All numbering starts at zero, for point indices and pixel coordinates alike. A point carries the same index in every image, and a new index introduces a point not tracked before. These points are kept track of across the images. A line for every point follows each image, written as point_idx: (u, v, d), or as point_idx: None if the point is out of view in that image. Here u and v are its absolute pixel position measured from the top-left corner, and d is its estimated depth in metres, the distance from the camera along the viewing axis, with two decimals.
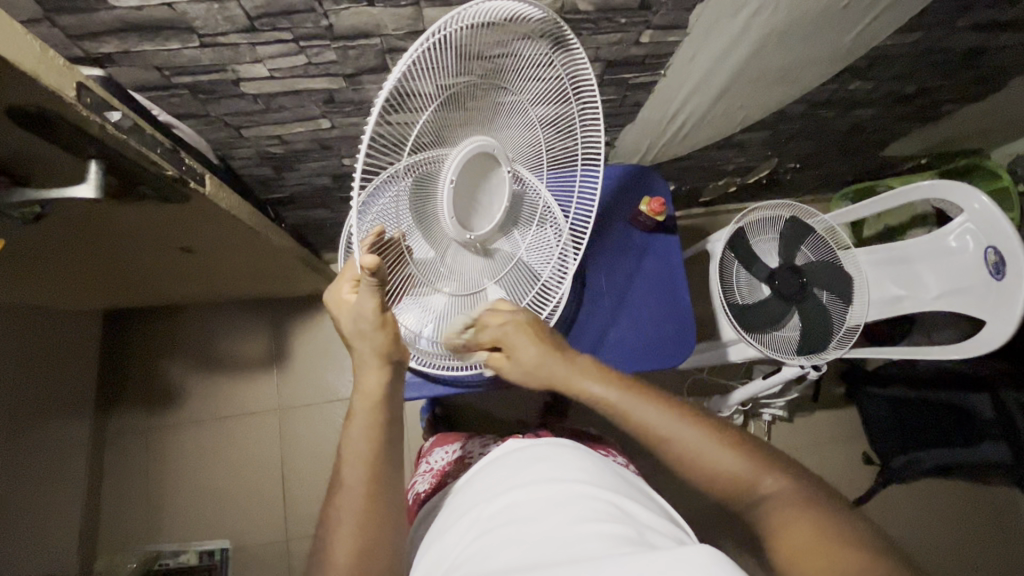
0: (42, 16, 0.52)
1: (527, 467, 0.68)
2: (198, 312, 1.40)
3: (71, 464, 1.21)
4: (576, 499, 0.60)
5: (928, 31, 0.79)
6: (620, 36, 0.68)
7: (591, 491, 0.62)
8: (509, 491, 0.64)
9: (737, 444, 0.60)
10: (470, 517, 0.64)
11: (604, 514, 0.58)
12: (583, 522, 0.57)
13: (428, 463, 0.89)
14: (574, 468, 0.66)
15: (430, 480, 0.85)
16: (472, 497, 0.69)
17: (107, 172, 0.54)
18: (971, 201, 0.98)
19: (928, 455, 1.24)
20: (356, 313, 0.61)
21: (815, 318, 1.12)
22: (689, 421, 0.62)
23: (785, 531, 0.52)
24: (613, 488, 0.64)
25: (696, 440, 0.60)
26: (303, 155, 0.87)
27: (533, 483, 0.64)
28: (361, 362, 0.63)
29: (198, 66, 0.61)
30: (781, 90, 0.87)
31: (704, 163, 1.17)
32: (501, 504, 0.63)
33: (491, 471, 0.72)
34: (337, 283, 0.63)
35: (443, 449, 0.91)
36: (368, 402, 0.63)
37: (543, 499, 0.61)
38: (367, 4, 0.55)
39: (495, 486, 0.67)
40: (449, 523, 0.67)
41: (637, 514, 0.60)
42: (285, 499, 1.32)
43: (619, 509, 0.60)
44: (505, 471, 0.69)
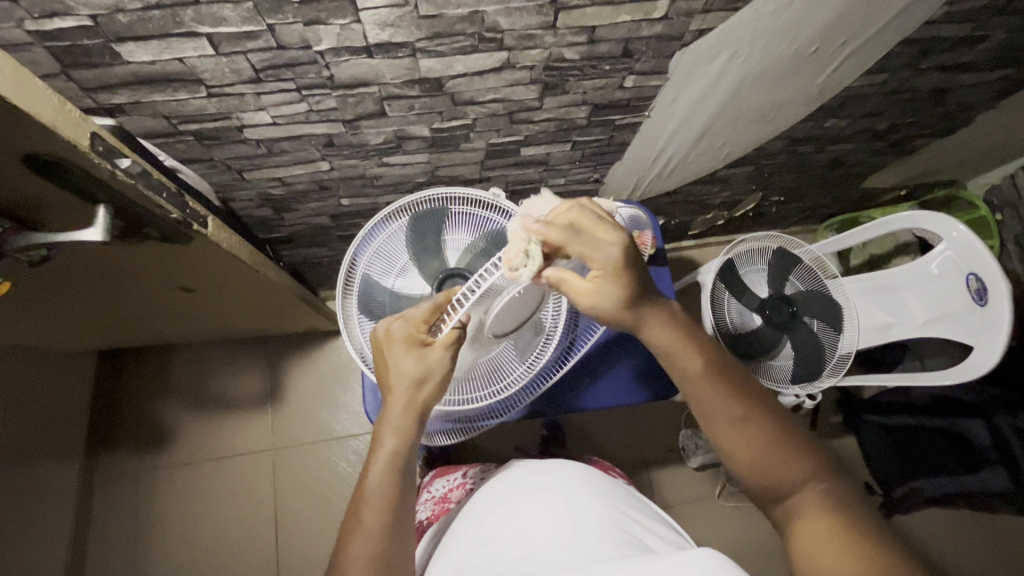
0: (60, 70, 0.55)
1: (529, 478, 0.69)
2: (193, 351, 1.39)
3: (57, 511, 1.17)
4: (580, 510, 0.62)
5: (895, 72, 0.83)
6: (605, 81, 0.72)
7: (592, 502, 0.64)
8: (512, 501, 0.66)
9: (795, 443, 0.62)
10: (473, 533, 0.65)
11: (609, 523, 0.61)
12: (588, 534, 0.59)
13: (430, 491, 0.89)
14: (572, 478, 0.68)
15: (433, 507, 0.85)
16: (472, 509, 0.70)
17: (114, 216, 0.56)
18: (950, 230, 1.02)
19: (930, 485, 1.25)
20: (415, 361, 0.61)
21: (804, 346, 1.14)
22: (750, 419, 0.63)
23: (812, 530, 0.57)
24: (611, 499, 0.67)
25: (752, 433, 0.62)
26: (302, 196, 0.89)
27: (533, 494, 0.66)
28: (395, 400, 0.62)
29: (203, 115, 0.64)
30: (760, 129, 0.92)
31: (691, 198, 1.21)
32: (502, 514, 0.65)
33: (490, 487, 0.72)
34: (397, 325, 0.62)
35: (444, 478, 0.90)
36: (394, 437, 0.62)
37: (545, 510, 0.63)
38: (366, 56, 0.59)
39: (494, 499, 0.68)
40: (455, 535, 0.68)
41: (641, 530, 0.63)
42: (277, 543, 1.28)
43: (619, 519, 0.63)
44: (507, 481, 0.71)
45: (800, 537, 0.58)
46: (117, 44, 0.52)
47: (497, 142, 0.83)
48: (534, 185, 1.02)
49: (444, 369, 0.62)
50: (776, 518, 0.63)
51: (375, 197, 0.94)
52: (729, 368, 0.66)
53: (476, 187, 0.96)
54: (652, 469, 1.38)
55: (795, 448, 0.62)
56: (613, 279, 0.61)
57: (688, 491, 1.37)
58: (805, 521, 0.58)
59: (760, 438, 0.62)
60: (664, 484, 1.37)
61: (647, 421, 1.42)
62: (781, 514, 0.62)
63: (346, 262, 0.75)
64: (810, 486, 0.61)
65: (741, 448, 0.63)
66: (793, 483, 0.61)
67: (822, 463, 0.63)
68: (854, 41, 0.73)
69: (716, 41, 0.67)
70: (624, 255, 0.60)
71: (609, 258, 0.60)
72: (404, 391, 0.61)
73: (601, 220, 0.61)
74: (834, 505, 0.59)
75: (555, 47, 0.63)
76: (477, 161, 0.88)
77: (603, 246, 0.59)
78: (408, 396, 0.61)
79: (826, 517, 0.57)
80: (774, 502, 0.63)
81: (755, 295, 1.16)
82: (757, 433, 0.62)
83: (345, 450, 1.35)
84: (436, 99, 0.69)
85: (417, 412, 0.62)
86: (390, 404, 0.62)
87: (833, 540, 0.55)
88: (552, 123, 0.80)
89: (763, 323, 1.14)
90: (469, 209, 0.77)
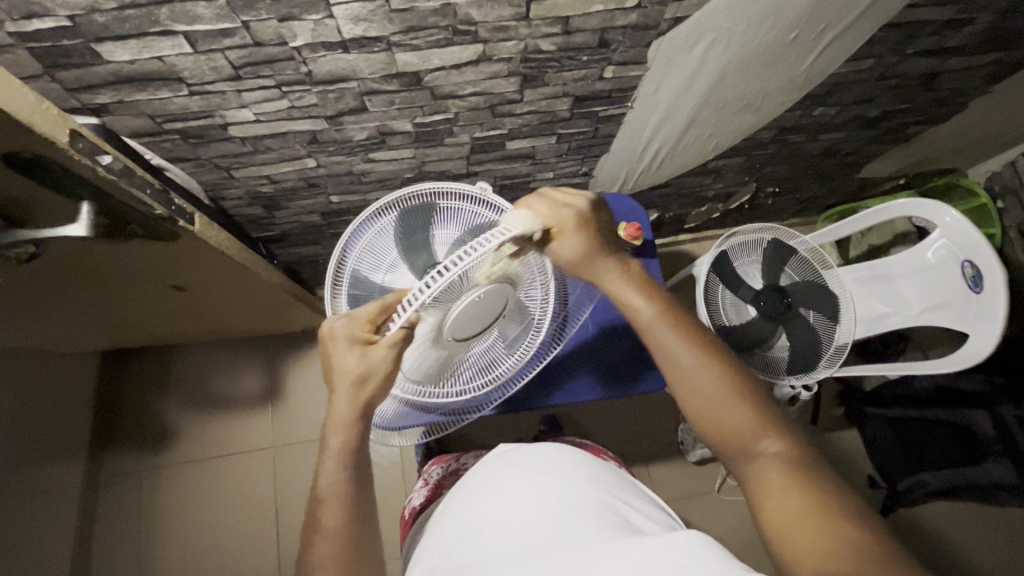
0: (43, 72, 0.56)
1: (519, 462, 0.68)
2: (194, 351, 1.41)
3: (62, 510, 1.20)
4: (571, 491, 0.62)
5: (880, 58, 0.83)
6: (584, 73, 0.72)
7: (588, 485, 0.63)
8: (501, 484, 0.65)
9: (755, 399, 0.60)
10: (461, 518, 0.64)
11: (598, 505, 0.61)
12: (581, 513, 0.58)
13: (425, 477, 0.91)
14: (560, 462, 0.67)
15: (425, 493, 0.87)
16: (461, 497, 0.69)
17: (99, 213, 0.57)
18: (943, 216, 1.01)
19: (934, 478, 1.21)
20: (364, 365, 0.60)
21: (800, 337, 1.13)
22: (705, 367, 0.61)
23: (772, 499, 0.55)
24: (606, 482, 0.66)
25: (707, 384, 0.61)
26: (292, 194, 0.91)
27: (521, 478, 0.64)
28: (338, 398, 0.62)
29: (187, 113, 0.66)
30: (747, 118, 0.92)
31: (684, 191, 1.21)
32: (490, 497, 0.64)
33: (478, 472, 0.71)
34: (347, 326, 0.62)
35: (440, 464, 0.92)
36: (341, 434, 0.62)
37: (535, 493, 0.61)
38: (342, 50, 0.59)
39: (479, 484, 0.67)
40: (444, 523, 0.67)
41: (629, 508, 0.63)
42: (278, 538, 1.30)
43: (606, 499, 0.62)
44: (496, 466, 0.69)
45: (766, 506, 0.55)
46: (96, 44, 0.53)
47: (481, 136, 0.84)
48: (522, 179, 1.03)
49: (386, 365, 0.61)
50: (735, 476, 0.60)
51: (363, 193, 0.95)
52: (687, 320, 0.65)
53: (464, 182, 0.97)
54: (650, 462, 1.38)
55: (755, 402, 0.60)
56: (576, 240, 0.65)
57: (686, 485, 1.37)
58: (766, 491, 0.55)
59: (718, 388, 0.60)
60: (662, 477, 1.37)
61: (644, 414, 1.42)
62: (740, 474, 0.59)
63: (334, 259, 0.76)
64: (767, 445, 0.58)
65: (699, 403, 0.61)
66: (750, 441, 0.59)
67: (785, 424, 0.60)
68: (835, 26, 0.73)
69: (692, 29, 0.67)
70: (581, 213, 0.66)
71: (568, 220, 0.65)
72: (346, 387, 0.61)
73: (553, 196, 0.67)
74: (791, 467, 0.56)
75: (530, 38, 0.63)
76: (462, 156, 0.89)
77: (559, 211, 0.65)
78: (351, 393, 0.61)
79: (786, 483, 0.55)
80: (733, 458, 0.60)
81: (750, 287, 1.15)
82: (713, 385, 0.60)
83: None
84: (416, 93, 0.69)
85: (364, 407, 0.62)
86: (333, 403, 0.62)
87: (802, 512, 0.52)
88: (535, 116, 0.81)
89: (758, 314, 1.14)
90: (455, 204, 0.76)
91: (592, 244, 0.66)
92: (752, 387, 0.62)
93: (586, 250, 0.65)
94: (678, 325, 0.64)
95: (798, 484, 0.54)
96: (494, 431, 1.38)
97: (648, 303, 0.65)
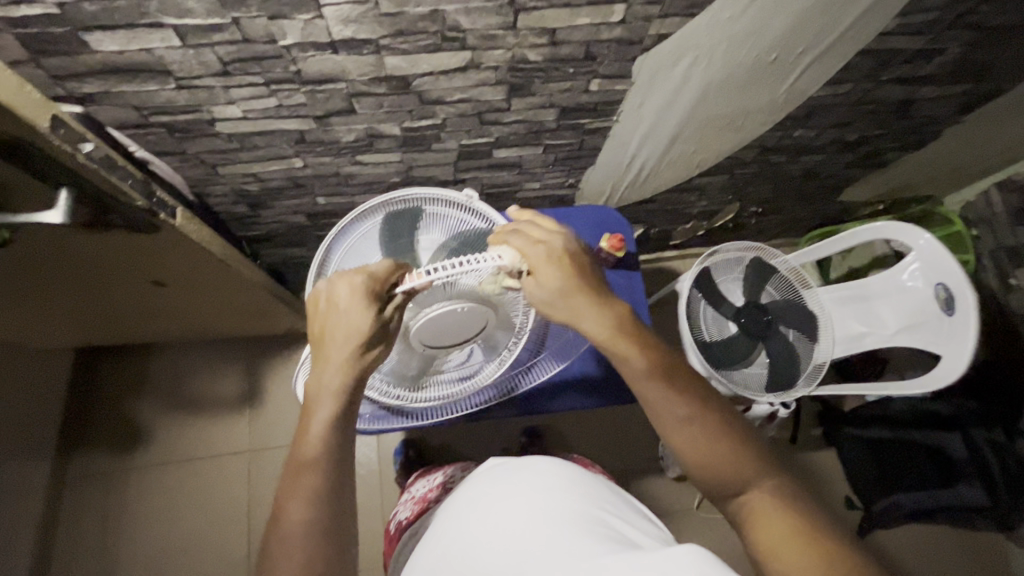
0: (29, 58, 0.56)
1: (510, 477, 0.65)
2: (172, 352, 1.39)
3: (24, 509, 1.16)
4: (557, 506, 0.60)
5: (857, 83, 0.86)
6: (570, 84, 0.74)
7: (575, 500, 0.61)
8: (493, 500, 0.62)
9: (744, 443, 0.60)
10: (452, 536, 0.62)
11: (587, 520, 0.59)
12: (567, 530, 0.56)
13: (411, 492, 0.90)
14: (552, 474, 0.66)
15: (413, 507, 0.86)
16: (451, 515, 0.66)
17: (78, 201, 0.57)
18: (917, 239, 1.04)
19: (907, 498, 1.23)
20: (347, 319, 0.61)
21: (779, 355, 1.14)
22: (693, 415, 0.60)
23: (763, 531, 0.54)
24: (593, 496, 0.64)
25: (696, 430, 0.60)
26: (278, 193, 0.91)
27: (513, 493, 0.62)
28: (325, 361, 0.61)
29: (174, 107, 0.66)
30: (730, 136, 0.94)
31: (668, 207, 1.23)
32: (481, 515, 0.61)
33: (464, 490, 0.69)
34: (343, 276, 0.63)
35: (425, 479, 0.91)
36: (333, 395, 0.61)
37: (527, 507, 0.60)
38: (331, 51, 0.60)
39: (466, 502, 0.66)
40: (434, 543, 0.64)
41: (623, 524, 0.61)
42: (249, 545, 1.27)
43: (600, 514, 0.60)
44: (485, 482, 0.67)
45: (759, 535, 0.55)
46: (84, 33, 0.54)
47: (469, 143, 0.85)
48: (509, 188, 1.04)
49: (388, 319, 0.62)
50: (728, 517, 0.59)
51: (350, 196, 0.95)
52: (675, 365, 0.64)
53: (451, 188, 0.98)
54: (630, 476, 1.38)
55: (745, 446, 0.59)
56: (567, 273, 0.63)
57: (665, 502, 1.36)
58: (759, 524, 0.55)
59: (708, 435, 0.59)
60: (641, 492, 1.36)
61: (626, 429, 1.42)
62: (733, 514, 0.59)
63: (316, 260, 0.73)
64: (761, 484, 0.57)
65: (688, 448, 0.60)
66: (743, 482, 0.58)
67: (777, 466, 0.59)
68: (813, 50, 0.75)
69: (675, 46, 0.69)
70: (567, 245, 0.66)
71: (541, 252, 0.63)
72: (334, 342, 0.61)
73: (528, 232, 0.66)
74: (785, 506, 0.56)
75: (517, 48, 0.65)
76: (450, 162, 0.90)
77: (533, 247, 0.63)
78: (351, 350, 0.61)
79: (774, 515, 0.55)
80: (726, 499, 0.59)
81: (732, 304, 1.16)
82: (703, 433, 0.59)
83: None
84: (404, 97, 0.70)
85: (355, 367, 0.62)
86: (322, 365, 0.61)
87: (794, 539, 0.52)
88: (522, 125, 0.82)
89: (739, 330, 1.15)
90: (441, 209, 0.72)
91: (573, 280, 0.64)
92: (743, 432, 0.61)
93: (566, 285, 0.63)
94: (665, 370, 0.63)
95: (793, 513, 0.55)
96: (475, 440, 1.37)
97: (642, 348, 0.64)
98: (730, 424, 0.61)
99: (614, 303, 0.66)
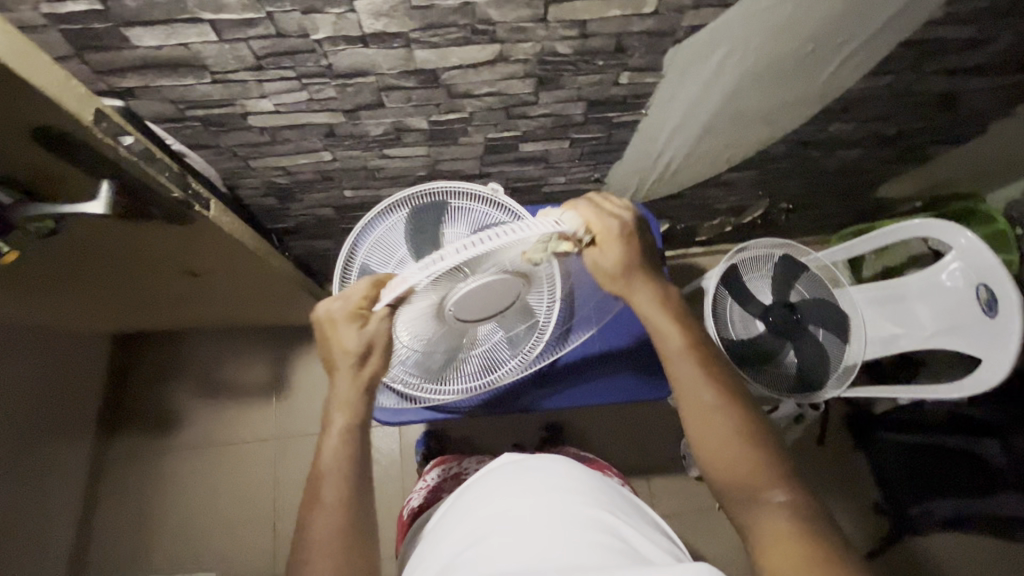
0: (74, 54, 0.58)
1: (522, 476, 0.66)
2: (203, 340, 1.43)
3: (66, 488, 1.21)
4: (571, 508, 0.60)
5: (898, 75, 0.83)
6: (599, 77, 0.73)
7: (586, 503, 0.61)
8: (505, 497, 0.62)
9: (767, 446, 0.59)
10: (462, 528, 0.62)
11: (599, 527, 0.58)
12: (579, 536, 0.56)
13: (425, 480, 0.90)
14: (566, 477, 0.65)
15: (424, 495, 0.86)
16: (462, 508, 0.66)
17: (118, 192, 0.59)
18: (957, 237, 1.00)
19: (940, 506, 1.19)
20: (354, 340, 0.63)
21: (809, 356, 1.11)
22: (723, 405, 0.61)
23: (777, 550, 0.53)
24: (606, 502, 0.63)
25: (720, 421, 0.60)
26: (306, 186, 0.92)
27: (525, 492, 0.62)
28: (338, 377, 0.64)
29: (210, 101, 0.68)
30: (762, 130, 0.92)
31: (695, 202, 1.21)
32: (492, 509, 0.61)
33: (481, 481, 0.69)
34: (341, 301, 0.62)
35: (440, 467, 0.92)
36: (344, 413, 0.64)
37: (537, 507, 0.60)
38: (362, 45, 0.61)
39: (477, 496, 0.66)
40: (444, 533, 0.64)
41: (634, 533, 0.60)
42: (275, 530, 1.30)
43: (609, 521, 0.60)
44: (498, 478, 0.67)
45: (764, 550, 0.54)
46: (125, 29, 0.55)
47: (495, 137, 0.84)
48: (534, 182, 1.04)
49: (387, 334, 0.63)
50: (736, 521, 0.58)
51: (376, 189, 0.96)
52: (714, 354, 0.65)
53: (476, 182, 0.98)
54: (651, 474, 1.37)
55: (768, 449, 0.59)
56: (613, 244, 0.65)
57: (686, 501, 1.35)
58: (771, 543, 0.54)
59: (734, 428, 0.60)
60: (662, 490, 1.35)
61: (647, 427, 1.41)
62: (743, 521, 0.57)
63: (343, 253, 0.73)
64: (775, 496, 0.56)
65: (709, 438, 0.60)
66: (756, 487, 0.57)
67: (797, 477, 0.58)
68: (853, 40, 0.73)
69: (709, 37, 0.67)
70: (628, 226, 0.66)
71: (611, 231, 0.65)
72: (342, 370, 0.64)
73: (598, 204, 0.67)
74: (798, 524, 0.54)
75: (547, 40, 0.64)
76: (476, 156, 0.90)
77: (606, 220, 0.65)
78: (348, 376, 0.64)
79: (789, 537, 0.53)
80: (737, 503, 0.58)
81: (759, 302, 1.13)
82: (730, 424, 0.60)
83: None
84: (432, 91, 0.70)
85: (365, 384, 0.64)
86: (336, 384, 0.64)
87: (804, 559, 0.51)
88: (549, 119, 0.82)
89: (767, 329, 1.12)
90: (466, 204, 0.73)
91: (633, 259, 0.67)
92: (766, 433, 0.60)
93: (625, 264, 0.66)
94: (703, 356, 0.65)
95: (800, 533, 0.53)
96: (495, 434, 1.38)
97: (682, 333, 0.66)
98: (755, 423, 0.61)
99: (668, 289, 0.69)
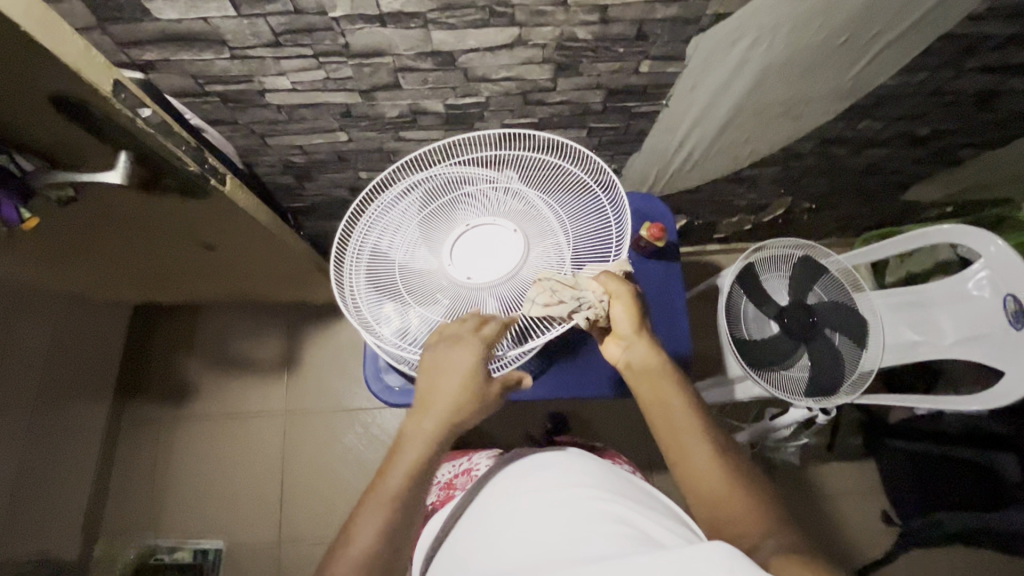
0: (96, 24, 0.59)
1: (540, 478, 0.65)
2: (219, 315, 1.46)
3: (86, 449, 1.25)
4: (576, 503, 0.59)
5: (934, 72, 0.79)
6: (619, 65, 0.71)
7: (593, 497, 0.60)
8: (524, 499, 0.62)
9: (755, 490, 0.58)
10: (484, 531, 0.62)
11: (607, 518, 0.56)
12: (585, 528, 0.55)
13: (436, 476, 0.87)
14: (576, 476, 0.64)
15: (438, 493, 0.83)
16: (485, 511, 0.66)
17: (136, 163, 0.60)
18: (986, 245, 0.96)
19: (951, 517, 1.15)
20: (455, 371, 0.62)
21: (824, 360, 1.08)
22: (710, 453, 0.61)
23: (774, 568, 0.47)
24: (614, 493, 0.62)
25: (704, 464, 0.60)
26: (322, 166, 0.92)
27: (540, 493, 0.62)
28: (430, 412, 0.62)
29: (229, 76, 0.68)
30: (786, 126, 0.89)
31: (714, 198, 1.18)
32: (513, 513, 0.61)
33: (493, 486, 0.69)
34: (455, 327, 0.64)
35: (452, 463, 0.88)
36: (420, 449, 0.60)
37: (548, 505, 0.59)
38: (379, 24, 0.60)
39: (499, 501, 0.66)
40: (468, 537, 0.64)
41: (644, 518, 0.58)
42: (282, 502, 1.33)
43: (617, 510, 0.58)
44: (517, 483, 0.67)
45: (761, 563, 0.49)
46: (146, 1, 0.56)
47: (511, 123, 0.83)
48: None
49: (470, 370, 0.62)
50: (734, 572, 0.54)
51: None
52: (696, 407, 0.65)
53: None
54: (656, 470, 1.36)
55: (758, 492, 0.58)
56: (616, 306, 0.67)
57: None
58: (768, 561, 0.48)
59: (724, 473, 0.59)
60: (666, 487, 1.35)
61: None
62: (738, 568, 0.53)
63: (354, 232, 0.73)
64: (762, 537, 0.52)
65: (700, 480, 0.60)
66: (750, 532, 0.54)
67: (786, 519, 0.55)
68: (886, 34, 0.70)
69: (733, 27, 0.66)
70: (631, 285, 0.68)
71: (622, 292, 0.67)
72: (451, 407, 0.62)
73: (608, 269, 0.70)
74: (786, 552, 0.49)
75: (567, 25, 0.63)
76: None
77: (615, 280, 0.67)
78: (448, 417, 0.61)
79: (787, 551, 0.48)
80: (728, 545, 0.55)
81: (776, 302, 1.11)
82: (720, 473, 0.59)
83: (354, 422, 1.39)
84: (449, 74, 0.70)
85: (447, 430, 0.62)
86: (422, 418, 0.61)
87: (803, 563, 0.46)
88: (567, 106, 0.80)
89: (781, 330, 1.09)
90: None
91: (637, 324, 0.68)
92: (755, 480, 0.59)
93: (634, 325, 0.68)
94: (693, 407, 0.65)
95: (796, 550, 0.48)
96: (502, 422, 1.38)
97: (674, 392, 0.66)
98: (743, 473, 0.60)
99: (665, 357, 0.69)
